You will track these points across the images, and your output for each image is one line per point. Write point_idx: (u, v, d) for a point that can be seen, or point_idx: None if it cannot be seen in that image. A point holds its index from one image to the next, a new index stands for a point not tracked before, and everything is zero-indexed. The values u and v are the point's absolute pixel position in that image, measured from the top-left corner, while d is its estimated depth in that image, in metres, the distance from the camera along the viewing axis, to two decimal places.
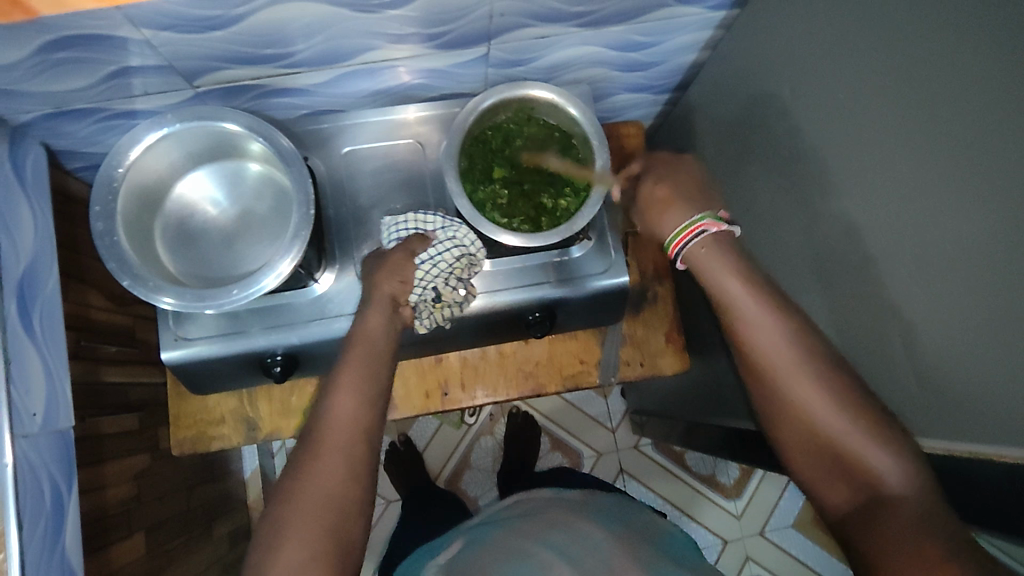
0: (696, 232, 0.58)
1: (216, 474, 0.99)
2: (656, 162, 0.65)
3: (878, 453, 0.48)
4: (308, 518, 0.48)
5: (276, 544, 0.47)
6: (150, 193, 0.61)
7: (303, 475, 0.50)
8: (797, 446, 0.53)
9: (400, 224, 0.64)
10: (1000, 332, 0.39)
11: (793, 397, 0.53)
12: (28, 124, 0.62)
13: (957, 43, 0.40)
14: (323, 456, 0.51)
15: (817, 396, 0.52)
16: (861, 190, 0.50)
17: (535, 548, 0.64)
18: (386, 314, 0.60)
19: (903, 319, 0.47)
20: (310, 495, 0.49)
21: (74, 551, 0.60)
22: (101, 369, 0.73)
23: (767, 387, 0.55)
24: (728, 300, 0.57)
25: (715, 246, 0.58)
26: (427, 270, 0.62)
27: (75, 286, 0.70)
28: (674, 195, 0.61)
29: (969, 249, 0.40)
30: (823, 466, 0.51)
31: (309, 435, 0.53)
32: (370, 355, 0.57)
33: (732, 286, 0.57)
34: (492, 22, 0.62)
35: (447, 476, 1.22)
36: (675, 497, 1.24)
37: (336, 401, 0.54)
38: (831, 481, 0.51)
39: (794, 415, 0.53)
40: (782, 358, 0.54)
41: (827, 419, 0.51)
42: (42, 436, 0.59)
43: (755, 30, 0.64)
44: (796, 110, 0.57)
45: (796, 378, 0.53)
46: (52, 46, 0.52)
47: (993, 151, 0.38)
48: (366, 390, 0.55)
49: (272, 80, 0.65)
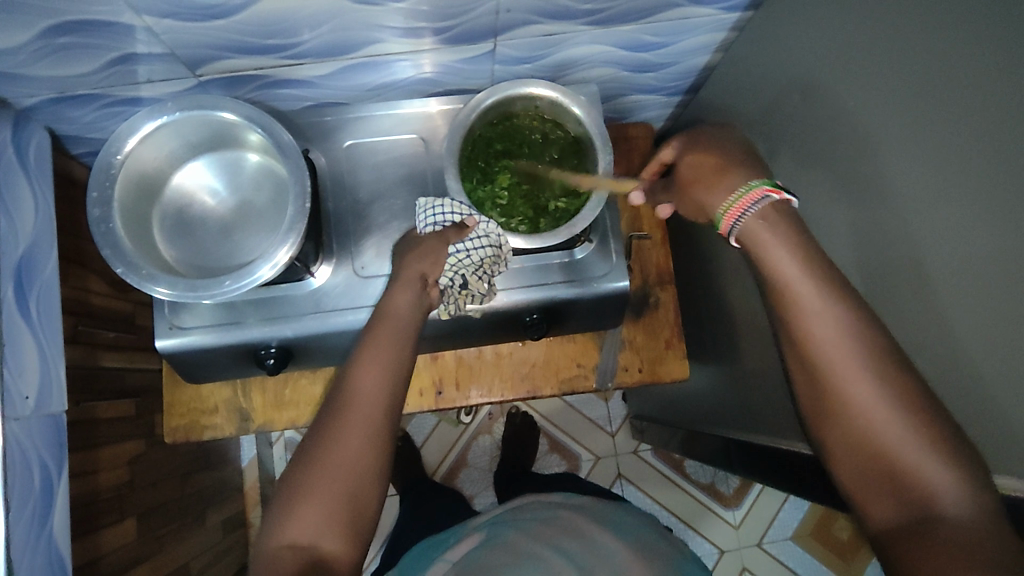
0: (755, 201, 0.48)
1: (211, 462, 0.99)
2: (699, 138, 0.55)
3: (942, 471, 0.39)
4: (325, 486, 0.48)
5: (292, 507, 0.48)
6: (149, 182, 0.61)
7: (323, 441, 0.50)
8: (847, 452, 0.43)
9: (438, 210, 0.62)
10: (994, 360, 0.38)
11: (847, 395, 0.43)
12: (33, 109, 0.62)
13: (963, 54, 0.38)
14: (347, 425, 0.50)
15: (881, 400, 0.42)
16: (870, 202, 0.48)
17: (523, 553, 0.63)
18: (414, 293, 0.57)
19: (909, 337, 0.45)
20: (331, 462, 0.49)
21: (61, 535, 0.60)
22: (99, 354, 0.73)
23: (818, 389, 0.45)
24: (783, 279, 0.46)
25: (770, 221, 0.47)
26: (460, 258, 0.60)
27: (76, 271, 0.71)
28: (724, 164, 0.52)
29: (974, 267, 0.39)
30: (868, 474, 0.42)
31: (332, 397, 0.52)
32: (396, 324, 0.55)
33: (789, 265, 0.46)
34: (499, 18, 0.61)
35: (444, 472, 1.22)
36: (674, 505, 1.23)
37: (362, 369, 0.52)
38: (876, 494, 0.42)
39: (848, 419, 0.43)
40: (847, 357, 0.43)
41: (891, 424, 0.41)
42: (34, 419, 0.59)
43: (769, 34, 0.62)
44: (807, 118, 0.56)
45: (854, 372, 0.43)
46: (54, 30, 0.52)
47: (998, 172, 0.36)
48: (394, 364, 0.53)
49: (276, 70, 0.64)
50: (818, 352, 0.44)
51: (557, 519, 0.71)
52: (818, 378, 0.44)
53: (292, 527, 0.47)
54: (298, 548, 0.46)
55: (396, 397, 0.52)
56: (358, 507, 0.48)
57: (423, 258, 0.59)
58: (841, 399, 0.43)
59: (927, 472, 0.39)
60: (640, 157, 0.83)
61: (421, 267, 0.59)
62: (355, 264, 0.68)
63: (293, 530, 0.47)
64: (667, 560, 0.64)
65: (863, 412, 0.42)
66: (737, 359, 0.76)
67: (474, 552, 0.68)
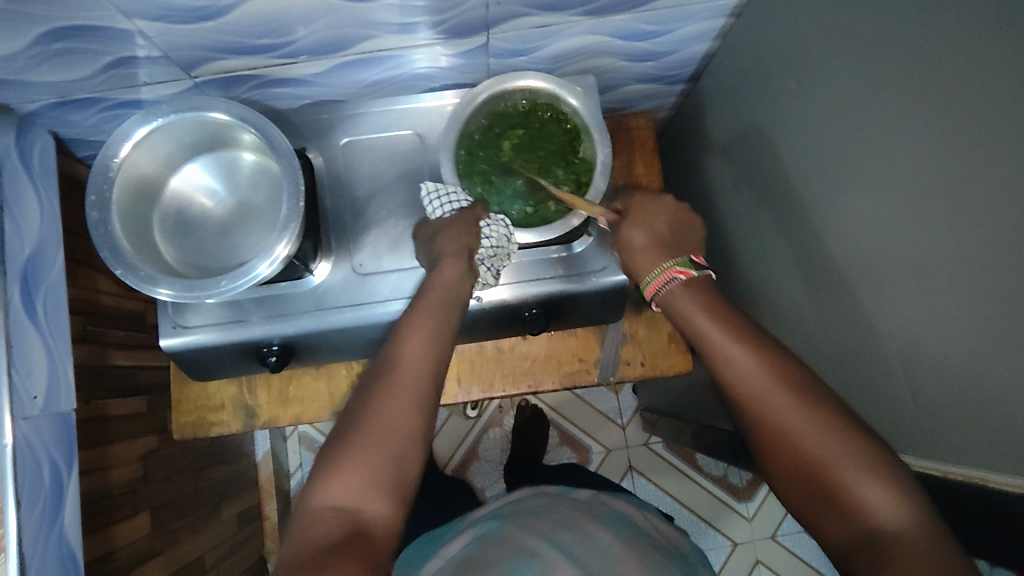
0: (666, 279, 0.54)
1: (224, 457, 1.01)
2: (634, 204, 0.60)
3: (870, 482, 0.40)
4: (366, 451, 0.47)
5: (336, 469, 0.47)
6: (147, 186, 0.62)
7: (370, 407, 0.50)
8: (788, 482, 0.44)
9: (448, 194, 0.61)
10: (1013, 349, 0.36)
11: (778, 423, 0.44)
12: (36, 114, 0.64)
13: (978, 35, 0.37)
14: (393, 395, 0.50)
15: (803, 425, 0.43)
16: (882, 188, 0.46)
17: (524, 547, 0.63)
18: (462, 266, 0.58)
19: (923, 328, 0.44)
20: (375, 426, 0.48)
21: (73, 531, 0.61)
22: (109, 352, 0.75)
23: (751, 423, 0.46)
24: (701, 333, 0.50)
25: (686, 292, 0.53)
26: (482, 238, 0.60)
27: (84, 272, 0.73)
28: (652, 238, 0.57)
29: (987, 252, 0.37)
30: (811, 500, 0.43)
31: (381, 368, 0.52)
32: (442, 304, 0.56)
33: (703, 320, 0.50)
34: (489, 11, 0.60)
35: (455, 465, 1.23)
36: (686, 497, 1.22)
37: (410, 342, 0.53)
38: (823, 516, 0.42)
39: (783, 453, 0.44)
40: (767, 390, 0.45)
41: (815, 446, 0.43)
42: (43, 418, 0.61)
43: (768, 19, 0.60)
44: (811, 105, 0.54)
45: (777, 403, 0.45)
46: (48, 37, 0.53)
47: (1014, 159, 0.35)
48: (437, 340, 0.53)
49: (269, 70, 0.65)
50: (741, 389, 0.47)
51: (556, 513, 0.71)
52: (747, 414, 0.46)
53: (335, 488, 0.46)
54: (339, 510, 0.45)
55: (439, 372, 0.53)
56: (400, 474, 0.48)
57: (459, 234, 0.59)
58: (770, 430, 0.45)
59: (853, 482, 0.41)
60: (641, 148, 0.82)
61: (464, 240, 0.59)
62: (353, 261, 0.69)
63: (335, 492, 0.46)
64: (668, 560, 0.63)
65: (789, 441, 0.44)
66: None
67: (470, 547, 0.68)
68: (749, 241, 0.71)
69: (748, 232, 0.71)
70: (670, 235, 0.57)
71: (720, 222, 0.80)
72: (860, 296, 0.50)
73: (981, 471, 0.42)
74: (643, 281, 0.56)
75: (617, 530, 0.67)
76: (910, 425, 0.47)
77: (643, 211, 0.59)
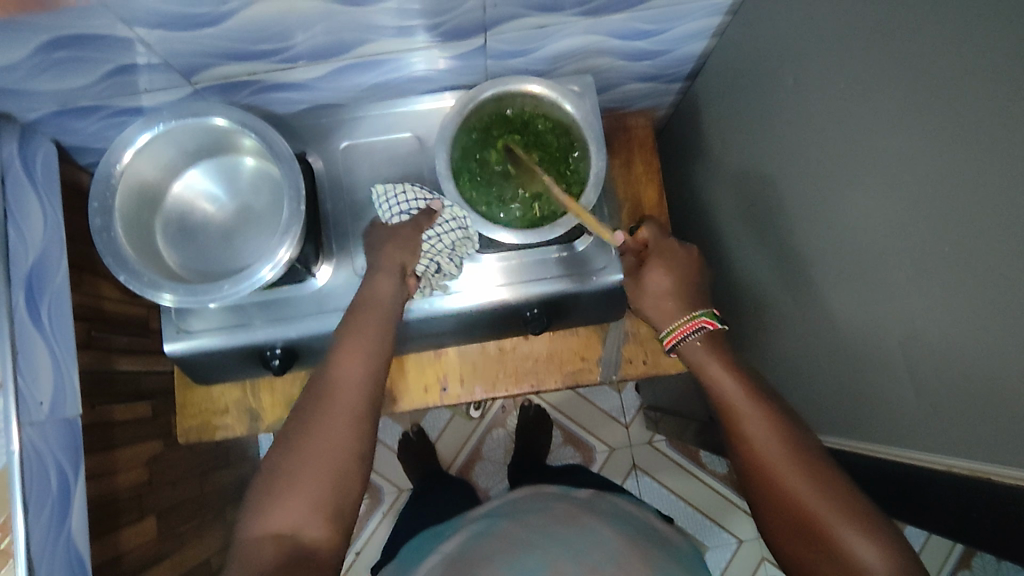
0: (694, 328, 0.59)
1: (230, 461, 1.02)
2: (662, 245, 0.64)
3: (856, 533, 0.46)
4: (308, 476, 0.50)
5: (275, 494, 0.49)
6: (149, 192, 0.63)
7: (307, 430, 0.52)
8: (784, 532, 0.49)
9: (402, 197, 0.65)
10: (1014, 340, 0.37)
11: (779, 474, 0.50)
12: (38, 122, 0.64)
13: (974, 32, 0.37)
14: (331, 416, 0.53)
15: (795, 476, 0.49)
16: (880, 184, 0.46)
17: (522, 543, 0.64)
18: (395, 282, 0.60)
19: (924, 322, 0.44)
20: (314, 449, 0.51)
21: (81, 534, 0.62)
22: (114, 358, 0.75)
23: (752, 473, 0.52)
24: (713, 386, 0.56)
25: (700, 343, 0.58)
26: (432, 242, 0.63)
27: (88, 279, 0.73)
28: (677, 285, 0.61)
29: (984, 246, 0.38)
30: (807, 549, 0.48)
31: (313, 392, 0.55)
32: (380, 317, 0.58)
33: (720, 373, 0.56)
34: (487, 13, 0.60)
35: (459, 466, 1.23)
36: (691, 495, 1.22)
37: (341, 362, 0.55)
38: (815, 566, 0.48)
39: (781, 504, 0.50)
40: (766, 447, 0.51)
41: (812, 504, 0.48)
42: (49, 424, 0.61)
43: (764, 17, 0.61)
44: (810, 101, 0.55)
45: (779, 455, 0.51)
46: (50, 46, 0.53)
47: (1011, 152, 0.35)
48: (374, 360, 0.56)
49: (269, 75, 0.65)
50: (747, 446, 0.53)
51: (552, 510, 0.71)
52: (750, 468, 0.52)
53: (274, 513, 0.48)
54: (281, 535, 0.47)
55: (375, 391, 0.55)
56: (339, 495, 0.50)
57: (400, 249, 0.61)
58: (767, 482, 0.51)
59: (843, 535, 0.46)
60: (638, 147, 0.82)
61: (401, 256, 0.61)
62: (354, 264, 0.69)
63: (275, 517, 0.48)
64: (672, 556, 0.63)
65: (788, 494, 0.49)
66: (759, 348, 0.74)
67: (471, 543, 0.68)
68: (749, 238, 0.71)
69: (748, 228, 0.71)
70: (690, 281, 0.62)
71: (719, 220, 0.80)
72: (858, 291, 0.51)
73: (981, 464, 0.42)
74: (666, 327, 0.60)
75: (617, 526, 0.67)
76: (911, 420, 0.48)
77: (674, 259, 0.63)
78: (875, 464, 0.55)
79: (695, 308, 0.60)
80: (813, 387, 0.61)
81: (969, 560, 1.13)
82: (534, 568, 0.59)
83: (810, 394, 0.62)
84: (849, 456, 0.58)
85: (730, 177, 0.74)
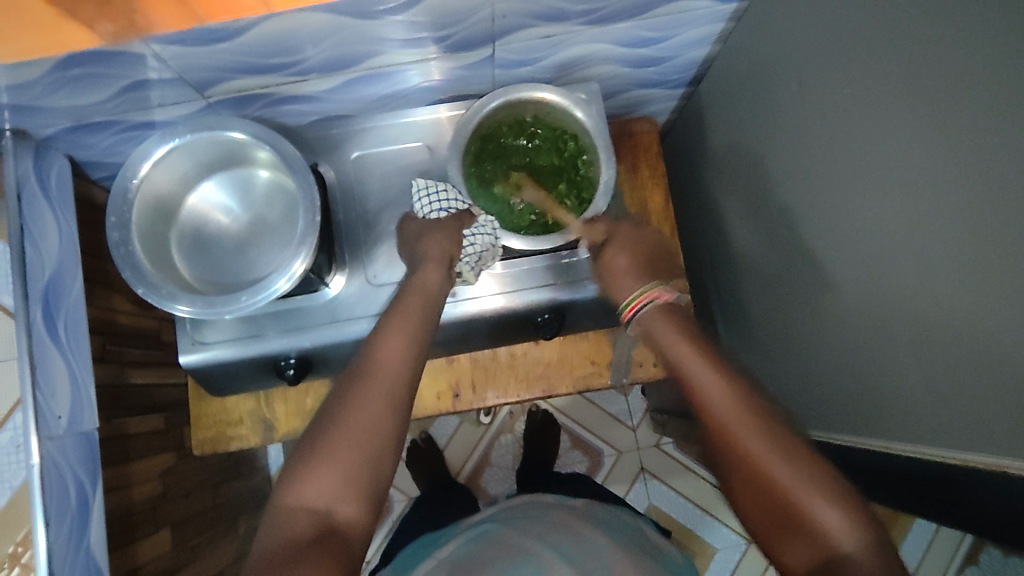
0: (646, 301, 0.59)
1: (241, 472, 1.02)
2: (619, 230, 0.66)
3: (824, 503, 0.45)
4: (342, 451, 0.49)
5: (311, 467, 0.48)
6: (164, 205, 0.63)
7: (346, 406, 0.51)
8: (750, 503, 0.48)
9: (438, 193, 0.65)
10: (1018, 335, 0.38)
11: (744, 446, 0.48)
12: (51, 138, 0.65)
13: (975, 40, 0.38)
14: (370, 392, 0.51)
15: (762, 451, 0.48)
16: (886, 186, 0.47)
17: (521, 549, 0.64)
18: (443, 272, 0.61)
19: (931, 319, 0.45)
20: (355, 424, 0.50)
21: (100, 547, 0.62)
22: (128, 371, 0.76)
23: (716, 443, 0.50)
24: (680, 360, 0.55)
25: (662, 319, 0.58)
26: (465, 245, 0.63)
27: (101, 292, 0.73)
28: (634, 264, 0.63)
29: (987, 245, 0.39)
30: (773, 522, 0.46)
31: (355, 370, 0.53)
32: (423, 304, 0.58)
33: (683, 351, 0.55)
34: (495, 24, 0.61)
35: (467, 473, 1.24)
36: (698, 497, 1.22)
37: (386, 342, 0.55)
38: (784, 538, 0.46)
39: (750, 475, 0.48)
40: (729, 413, 0.50)
41: (778, 473, 0.46)
42: (68, 437, 0.61)
43: (768, 22, 0.62)
44: (814, 103, 0.56)
45: (743, 424, 0.49)
46: (65, 65, 0.54)
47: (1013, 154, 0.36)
48: (416, 344, 0.55)
49: (280, 87, 0.66)
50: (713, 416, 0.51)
51: (554, 517, 0.72)
52: (716, 440, 0.50)
53: (310, 487, 0.47)
54: (315, 509, 0.47)
55: (414, 373, 0.54)
56: (373, 474, 0.49)
57: (443, 241, 0.62)
58: (731, 458, 0.49)
59: (810, 505, 0.45)
60: (644, 152, 0.83)
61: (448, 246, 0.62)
62: (367, 272, 0.70)
63: (309, 491, 0.47)
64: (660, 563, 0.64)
65: (754, 466, 0.47)
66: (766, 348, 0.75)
67: (464, 547, 0.68)
68: (755, 240, 0.72)
69: (754, 229, 0.72)
70: (654, 266, 0.64)
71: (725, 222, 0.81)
72: (866, 289, 0.52)
73: (988, 456, 0.43)
74: (625, 300, 0.61)
75: (612, 534, 0.68)
76: (919, 416, 0.49)
77: (625, 239, 0.64)
78: (884, 459, 0.56)
79: (652, 279, 0.61)
80: (823, 385, 0.62)
81: (975, 556, 1.13)
82: (529, 572, 0.60)
83: (820, 393, 0.63)
84: (859, 453, 0.59)
85: (735, 179, 0.75)
